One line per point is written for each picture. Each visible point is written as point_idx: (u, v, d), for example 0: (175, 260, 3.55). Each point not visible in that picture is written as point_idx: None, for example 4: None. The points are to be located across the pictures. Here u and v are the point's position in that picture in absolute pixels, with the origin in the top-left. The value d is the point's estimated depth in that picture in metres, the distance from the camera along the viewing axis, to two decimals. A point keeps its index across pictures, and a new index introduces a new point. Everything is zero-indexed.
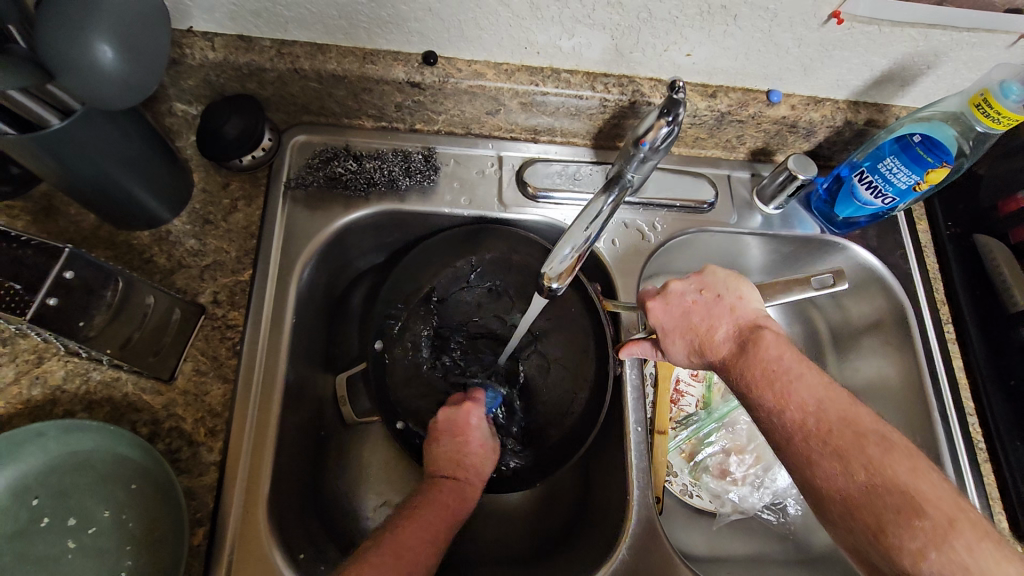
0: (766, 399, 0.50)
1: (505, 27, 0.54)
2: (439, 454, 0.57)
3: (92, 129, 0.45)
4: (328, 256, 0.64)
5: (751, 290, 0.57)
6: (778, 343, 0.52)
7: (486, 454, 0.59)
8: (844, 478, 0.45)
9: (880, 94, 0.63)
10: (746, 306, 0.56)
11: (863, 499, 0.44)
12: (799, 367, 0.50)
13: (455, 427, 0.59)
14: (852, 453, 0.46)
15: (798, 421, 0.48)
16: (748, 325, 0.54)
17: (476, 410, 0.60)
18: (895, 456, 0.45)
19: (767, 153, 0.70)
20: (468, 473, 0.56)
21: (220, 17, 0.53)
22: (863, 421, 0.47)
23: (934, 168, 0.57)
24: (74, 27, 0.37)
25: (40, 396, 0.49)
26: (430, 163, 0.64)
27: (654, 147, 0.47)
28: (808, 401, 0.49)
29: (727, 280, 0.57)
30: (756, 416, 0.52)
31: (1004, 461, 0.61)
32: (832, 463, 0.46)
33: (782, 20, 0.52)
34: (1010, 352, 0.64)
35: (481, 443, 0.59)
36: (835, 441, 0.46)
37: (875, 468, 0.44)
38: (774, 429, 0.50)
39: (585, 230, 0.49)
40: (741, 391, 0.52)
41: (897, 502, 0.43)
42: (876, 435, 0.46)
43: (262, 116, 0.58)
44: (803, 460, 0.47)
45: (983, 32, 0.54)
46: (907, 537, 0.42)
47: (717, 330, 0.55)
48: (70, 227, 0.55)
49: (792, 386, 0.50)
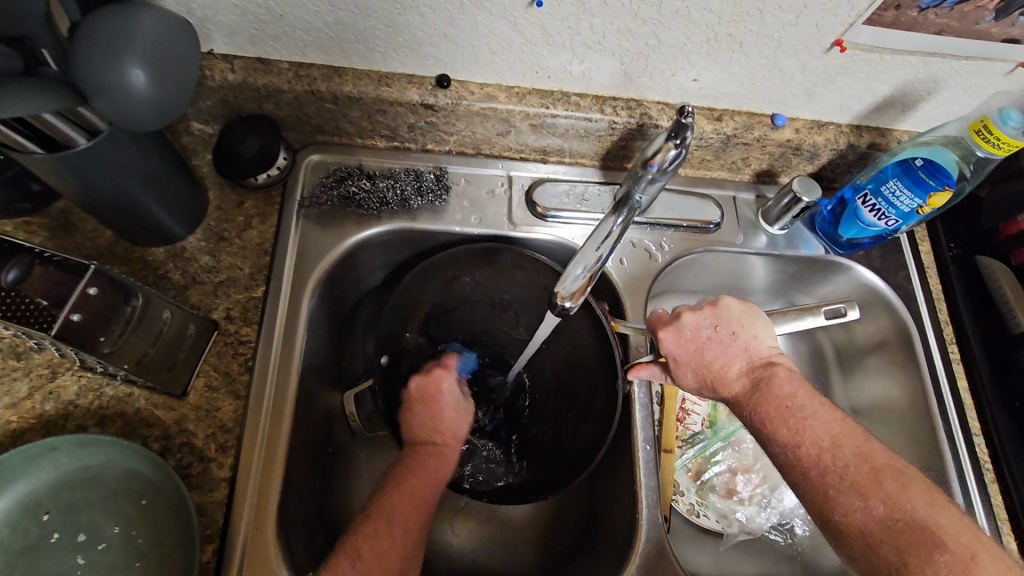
0: (780, 435, 0.51)
1: (517, 52, 0.55)
2: (413, 421, 0.58)
3: (116, 147, 0.46)
4: (340, 273, 0.64)
5: (764, 328, 0.57)
6: (791, 381, 0.53)
7: (461, 415, 0.60)
8: (863, 514, 0.45)
9: (882, 118, 0.64)
10: (760, 344, 0.56)
11: (883, 534, 0.44)
12: (813, 404, 0.51)
13: (426, 393, 0.59)
14: (869, 488, 0.46)
15: (814, 456, 0.49)
16: (762, 362, 0.55)
17: (447, 375, 0.61)
18: (912, 490, 0.45)
19: (772, 175, 0.72)
20: (443, 434, 0.57)
21: (240, 41, 0.54)
22: (878, 456, 0.47)
23: (936, 191, 0.58)
24: (110, 52, 0.38)
25: (53, 411, 0.50)
26: (442, 183, 0.65)
27: (662, 169, 0.48)
28: (823, 437, 0.49)
29: (742, 317, 0.57)
30: (770, 451, 0.52)
31: (1011, 482, 0.61)
32: (851, 498, 0.46)
33: (786, 48, 0.54)
34: (1013, 372, 0.65)
35: (455, 403, 0.60)
36: (851, 476, 0.47)
37: (895, 503, 0.45)
38: (790, 463, 0.50)
39: (596, 250, 0.50)
40: (753, 425, 0.53)
41: (917, 537, 0.43)
42: (893, 470, 0.46)
43: (279, 136, 0.60)
44: (821, 497, 0.47)
45: (982, 61, 0.56)
46: (931, 572, 0.41)
47: (730, 366, 0.56)
48: (86, 243, 0.55)
49: (805, 422, 0.50)
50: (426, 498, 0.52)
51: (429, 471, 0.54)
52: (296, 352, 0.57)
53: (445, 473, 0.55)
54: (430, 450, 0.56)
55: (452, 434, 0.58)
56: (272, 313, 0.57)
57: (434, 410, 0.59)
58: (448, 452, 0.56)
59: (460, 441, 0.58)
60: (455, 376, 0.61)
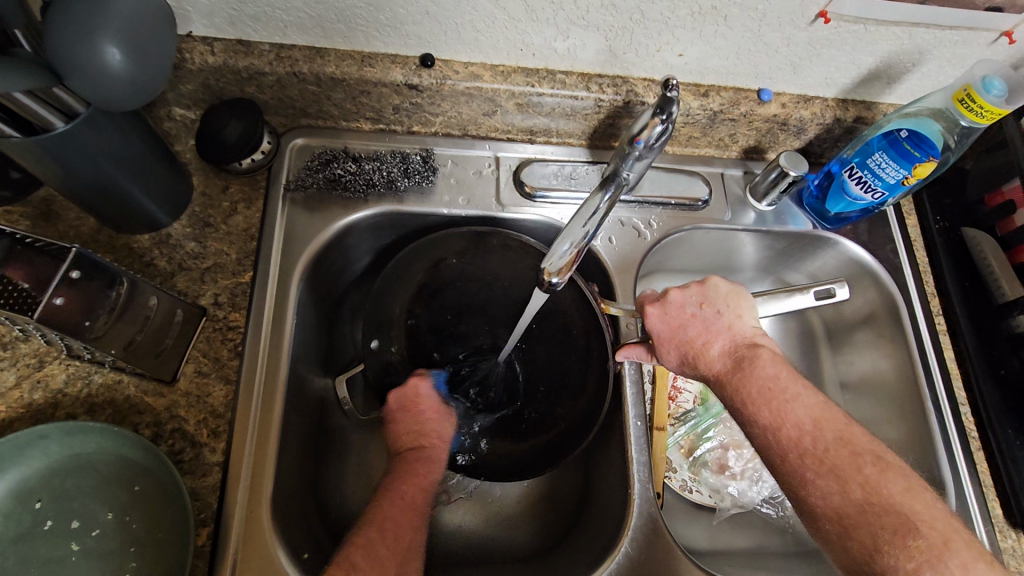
0: (762, 417, 0.50)
1: (501, 30, 0.55)
2: (397, 425, 0.60)
3: (95, 130, 0.45)
4: (328, 258, 0.64)
5: (749, 309, 0.57)
6: (775, 362, 0.52)
7: (443, 416, 0.61)
8: (839, 497, 0.45)
9: (868, 91, 0.64)
10: (743, 325, 0.56)
11: (859, 518, 0.44)
12: (797, 387, 0.50)
13: (404, 401, 0.61)
14: (847, 472, 0.46)
15: (794, 438, 0.48)
16: (746, 343, 0.54)
17: (424, 382, 0.62)
18: (888, 476, 0.45)
19: (759, 151, 0.71)
20: (431, 439, 0.60)
21: (219, 22, 0.53)
22: (858, 440, 0.48)
23: (921, 162, 0.58)
24: (83, 30, 0.37)
25: (41, 400, 0.49)
26: (428, 164, 0.64)
27: (649, 145, 0.48)
28: (804, 420, 0.49)
29: (728, 296, 0.57)
30: (748, 431, 0.51)
31: (996, 449, 0.62)
32: (829, 482, 0.46)
33: (771, 20, 0.54)
34: (999, 343, 0.65)
35: (433, 406, 0.61)
36: (831, 460, 0.47)
37: (871, 488, 0.45)
38: (770, 445, 0.49)
39: (583, 226, 0.50)
40: (734, 405, 0.52)
41: (894, 522, 0.43)
42: (871, 454, 0.47)
43: (261, 118, 0.59)
44: (798, 477, 0.47)
45: (965, 31, 0.56)
46: (903, 556, 0.42)
47: (712, 344, 0.55)
48: (69, 230, 0.55)
49: (787, 405, 0.50)
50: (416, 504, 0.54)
51: (420, 478, 0.56)
52: (285, 335, 0.57)
53: (435, 475, 0.57)
54: (415, 456, 0.58)
55: (438, 436, 0.60)
56: (260, 300, 0.57)
57: (415, 413, 0.60)
58: (433, 454, 0.59)
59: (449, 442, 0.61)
60: (432, 383, 0.62)
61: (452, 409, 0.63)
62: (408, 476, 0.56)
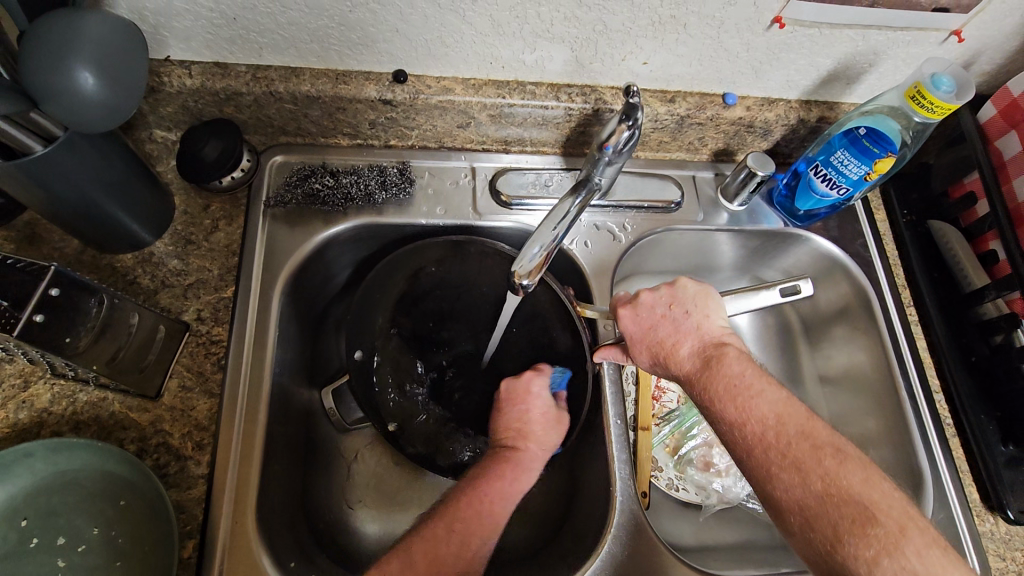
0: (727, 413, 0.51)
1: (469, 44, 0.57)
2: (502, 422, 0.60)
3: (75, 153, 0.46)
4: (309, 271, 0.65)
5: (717, 308, 0.58)
6: (741, 360, 0.53)
7: (548, 424, 0.59)
8: (802, 490, 0.46)
9: (829, 92, 0.66)
10: (711, 324, 0.57)
11: (819, 509, 0.45)
12: (760, 383, 0.51)
13: (516, 396, 0.61)
14: (809, 465, 0.47)
15: (757, 433, 0.49)
16: (713, 342, 0.55)
17: (538, 380, 0.62)
18: (848, 466, 0.46)
19: (729, 154, 0.74)
20: (532, 442, 0.58)
21: (196, 46, 0.55)
22: (819, 432, 0.49)
23: (881, 157, 0.60)
24: (57, 57, 0.39)
25: (27, 419, 0.50)
26: (405, 175, 0.66)
27: (617, 150, 0.50)
28: (768, 415, 0.50)
29: (696, 296, 0.58)
30: (717, 428, 0.52)
31: (970, 434, 0.63)
32: (791, 475, 0.47)
33: (728, 28, 0.56)
34: (970, 329, 0.67)
35: (546, 410, 0.60)
36: (793, 453, 0.48)
37: (831, 480, 0.46)
38: (736, 440, 0.50)
39: (553, 229, 0.51)
40: (703, 402, 0.53)
41: (852, 512, 0.44)
42: (832, 447, 0.48)
43: (240, 137, 0.60)
44: (765, 471, 0.48)
45: (916, 31, 0.58)
46: (861, 545, 0.43)
47: (681, 345, 0.56)
48: (53, 252, 0.56)
49: (751, 400, 0.51)
50: (485, 514, 0.51)
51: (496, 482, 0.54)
52: (267, 347, 0.58)
53: (525, 482, 0.55)
54: (509, 456, 0.56)
55: (540, 444, 0.58)
56: (242, 314, 0.58)
57: (524, 410, 0.60)
58: (529, 461, 0.56)
59: (549, 451, 0.58)
60: (548, 383, 0.62)
61: (563, 416, 0.61)
62: (496, 480, 0.54)
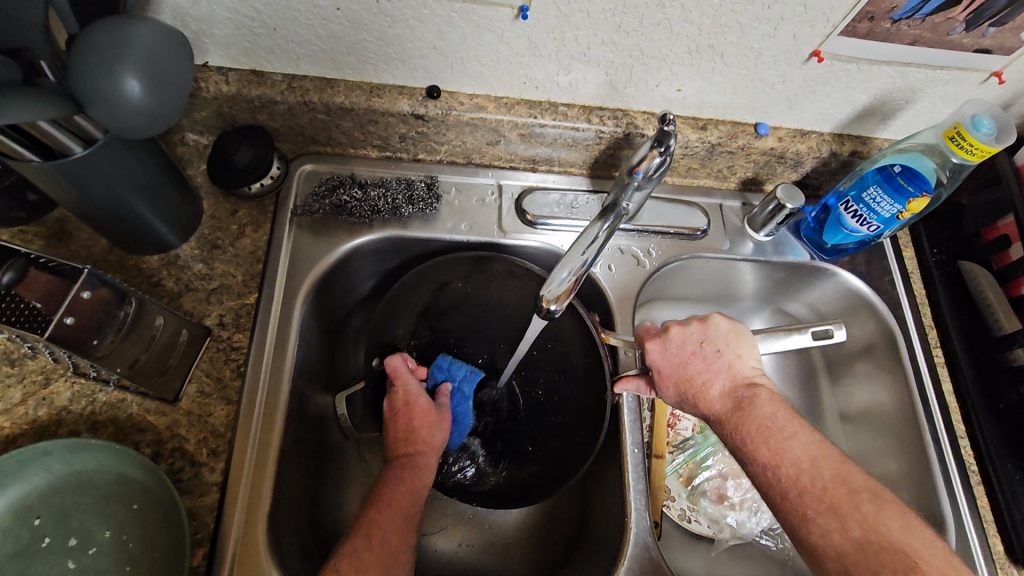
0: (760, 455, 0.50)
1: (505, 64, 0.57)
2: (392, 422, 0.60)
3: (111, 154, 0.46)
4: (332, 282, 0.65)
5: (749, 349, 0.57)
6: (773, 403, 0.53)
7: (433, 421, 0.61)
8: (839, 535, 0.45)
9: (863, 127, 0.66)
10: (743, 364, 0.56)
11: (858, 556, 0.44)
12: (794, 426, 0.51)
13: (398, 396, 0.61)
14: (847, 509, 0.46)
15: (792, 476, 0.49)
16: (743, 382, 0.55)
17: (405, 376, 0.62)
18: (886, 513, 0.46)
19: (757, 183, 0.73)
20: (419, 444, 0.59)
21: (234, 54, 0.56)
22: (855, 477, 0.48)
23: (915, 197, 0.60)
24: (105, 63, 0.39)
25: (46, 417, 0.50)
26: (432, 191, 0.66)
27: (647, 175, 0.50)
28: (802, 458, 0.49)
29: (728, 335, 0.57)
30: (748, 470, 0.51)
31: (997, 484, 0.61)
32: (829, 520, 0.46)
33: (766, 59, 0.56)
34: (998, 376, 0.65)
35: (427, 408, 0.61)
36: (829, 497, 0.47)
37: (870, 524, 0.45)
38: (769, 482, 0.50)
39: (582, 254, 0.51)
40: (734, 444, 0.53)
41: (893, 560, 0.43)
42: (869, 492, 0.47)
43: (271, 144, 0.61)
44: (798, 513, 0.48)
45: (956, 71, 0.57)
46: None
47: (712, 384, 0.55)
48: (81, 251, 0.56)
49: (785, 443, 0.50)
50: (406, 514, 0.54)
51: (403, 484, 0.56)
52: (288, 356, 0.57)
53: (420, 484, 0.57)
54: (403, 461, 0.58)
55: (426, 444, 0.60)
56: (263, 320, 0.58)
57: (409, 409, 0.60)
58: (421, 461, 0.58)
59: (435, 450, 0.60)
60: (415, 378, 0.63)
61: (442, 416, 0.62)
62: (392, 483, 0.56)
